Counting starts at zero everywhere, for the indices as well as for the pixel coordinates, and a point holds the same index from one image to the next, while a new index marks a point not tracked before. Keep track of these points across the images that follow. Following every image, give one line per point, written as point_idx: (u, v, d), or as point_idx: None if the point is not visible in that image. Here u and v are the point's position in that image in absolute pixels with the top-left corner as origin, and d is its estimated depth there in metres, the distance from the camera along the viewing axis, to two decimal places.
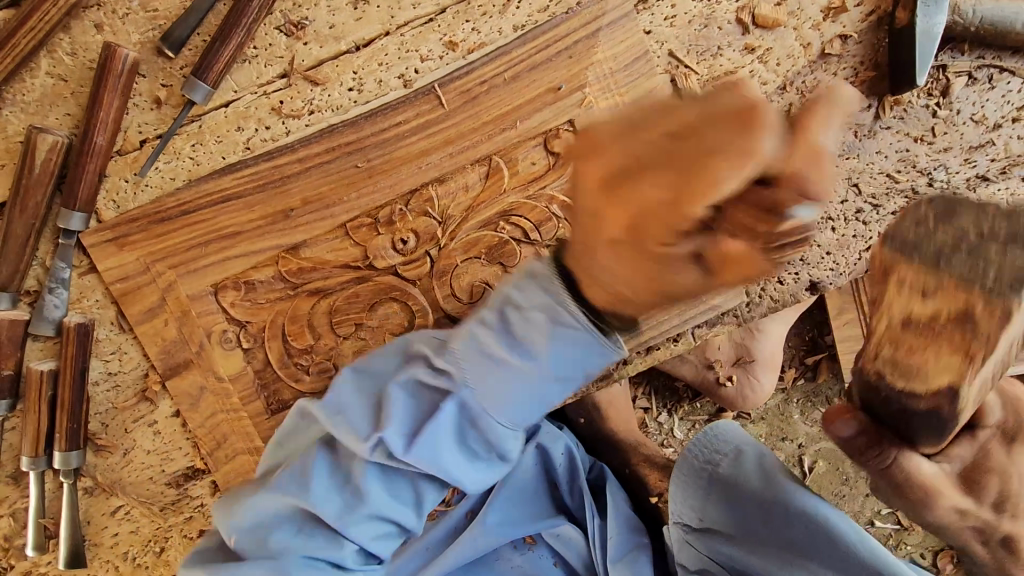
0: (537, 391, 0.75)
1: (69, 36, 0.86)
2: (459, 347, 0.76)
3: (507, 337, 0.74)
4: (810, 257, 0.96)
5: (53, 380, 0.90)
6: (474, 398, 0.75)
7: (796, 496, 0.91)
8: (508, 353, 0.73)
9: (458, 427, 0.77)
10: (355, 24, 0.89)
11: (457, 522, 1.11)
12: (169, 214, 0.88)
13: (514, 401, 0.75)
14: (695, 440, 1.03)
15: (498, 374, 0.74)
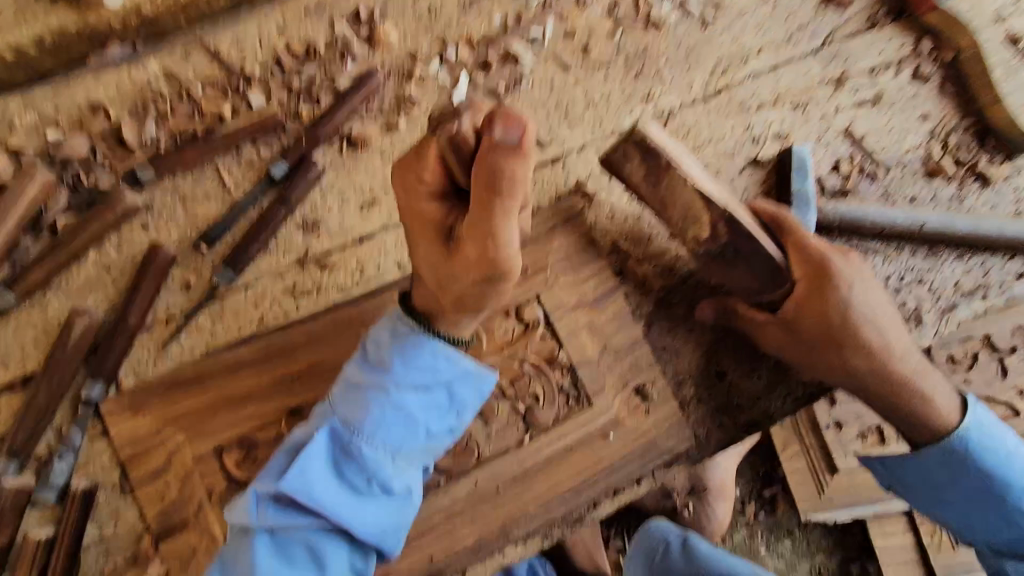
0: (391, 404, 0.90)
1: (117, 234, 1.03)
2: (335, 389, 0.93)
3: (363, 370, 0.92)
4: (744, 402, 1.13)
5: (48, 547, 0.94)
6: (341, 422, 0.90)
7: (709, 567, 1.20)
8: (366, 377, 0.91)
9: (334, 459, 0.90)
10: (360, 222, 1.09)
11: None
12: (185, 381, 0.99)
13: (382, 418, 0.89)
14: (637, 538, 1.31)
15: (357, 406, 0.90)
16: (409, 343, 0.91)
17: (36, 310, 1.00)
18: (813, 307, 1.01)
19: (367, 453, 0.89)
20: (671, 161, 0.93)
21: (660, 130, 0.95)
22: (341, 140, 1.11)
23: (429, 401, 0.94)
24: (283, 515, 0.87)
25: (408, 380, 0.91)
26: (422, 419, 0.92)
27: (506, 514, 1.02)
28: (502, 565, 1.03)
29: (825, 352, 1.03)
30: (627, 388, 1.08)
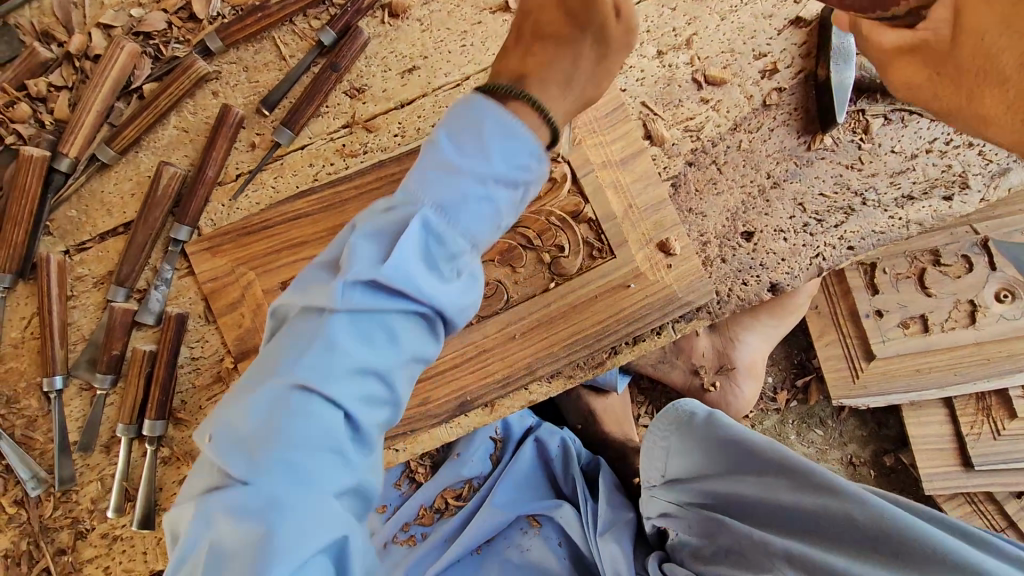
0: (485, 196, 0.75)
1: (193, 101, 1.18)
2: (412, 171, 0.76)
3: (451, 151, 0.75)
4: (768, 263, 1.16)
5: (151, 360, 1.12)
6: (434, 211, 0.73)
7: (732, 437, 1.14)
8: (452, 159, 0.75)
9: (424, 247, 0.73)
10: (401, 88, 1.18)
11: (471, 512, 1.37)
12: (254, 228, 1.14)
13: (477, 207, 0.75)
14: (661, 413, 1.25)
15: (459, 181, 0.74)
16: (510, 130, 0.75)
17: (131, 167, 1.17)
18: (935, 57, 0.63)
19: (453, 241, 0.74)
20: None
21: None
22: (382, 10, 1.18)
23: (526, 193, 0.79)
24: (373, 299, 0.71)
25: (508, 170, 0.76)
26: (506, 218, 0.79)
27: (532, 354, 1.13)
28: (529, 400, 1.15)
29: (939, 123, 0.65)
30: (650, 245, 1.13)
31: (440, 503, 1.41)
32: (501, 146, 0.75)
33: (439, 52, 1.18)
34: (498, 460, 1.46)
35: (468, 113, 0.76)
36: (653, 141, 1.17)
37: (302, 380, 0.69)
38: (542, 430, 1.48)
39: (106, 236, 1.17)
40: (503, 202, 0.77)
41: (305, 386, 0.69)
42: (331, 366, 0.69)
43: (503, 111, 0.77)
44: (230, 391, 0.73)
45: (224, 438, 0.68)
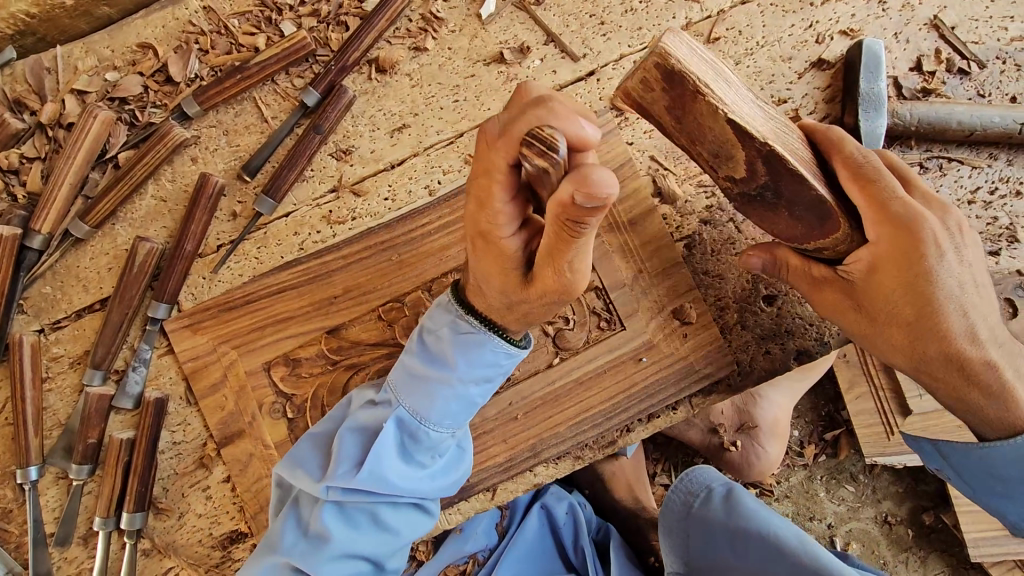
0: (459, 395, 0.89)
1: (171, 167, 1.11)
2: (394, 374, 0.91)
3: (425, 358, 0.90)
4: (794, 328, 1.05)
5: (129, 448, 1.05)
6: (408, 412, 0.89)
7: (752, 520, 1.15)
8: (426, 367, 0.89)
9: (400, 443, 0.90)
10: (391, 148, 1.10)
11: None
12: (235, 304, 1.06)
13: (447, 408, 0.88)
14: (678, 482, 1.28)
15: (425, 390, 0.88)
16: (472, 339, 0.87)
17: (107, 239, 1.10)
18: (888, 278, 0.86)
19: (432, 436, 0.90)
20: (700, 85, 0.72)
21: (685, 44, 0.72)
22: (369, 65, 1.10)
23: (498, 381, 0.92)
24: (352, 496, 0.88)
25: (470, 372, 0.88)
26: (482, 402, 0.92)
27: (535, 434, 1.04)
28: (533, 483, 1.06)
29: (887, 329, 0.88)
30: (663, 312, 1.04)
31: None
32: (462, 351, 0.87)
33: (431, 108, 1.10)
34: (504, 530, 1.36)
35: (442, 318, 0.89)
36: (663, 198, 1.08)
37: (305, 558, 0.88)
38: (549, 497, 1.38)
39: (82, 313, 1.10)
40: (476, 396, 0.90)
41: (318, 557, 0.87)
42: (348, 527, 0.89)
43: (464, 322, 0.88)
44: (261, 545, 0.93)
45: (283, 551, 0.89)
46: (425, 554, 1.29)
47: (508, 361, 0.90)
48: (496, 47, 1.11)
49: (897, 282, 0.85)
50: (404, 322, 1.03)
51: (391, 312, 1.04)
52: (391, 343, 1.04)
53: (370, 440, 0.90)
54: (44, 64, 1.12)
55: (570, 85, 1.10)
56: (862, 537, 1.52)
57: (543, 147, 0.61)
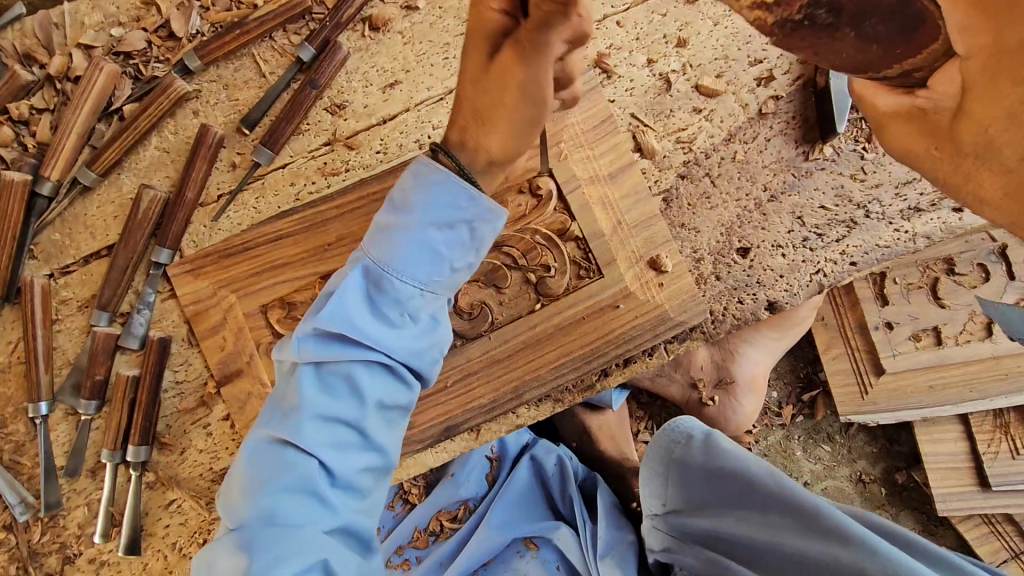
0: (424, 240, 0.83)
1: (173, 120, 1.16)
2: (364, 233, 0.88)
3: (389, 209, 0.86)
4: (764, 279, 1.10)
5: (134, 385, 1.11)
6: (373, 261, 0.83)
7: (728, 464, 1.18)
8: (389, 216, 0.85)
9: (368, 295, 0.83)
10: (382, 104, 1.15)
11: (468, 533, 1.34)
12: (235, 250, 1.12)
13: (410, 250, 0.82)
14: (660, 432, 1.30)
15: (389, 237, 0.83)
16: (431, 180, 0.83)
17: (113, 189, 1.16)
18: (993, 98, 0.48)
19: (399, 284, 0.83)
20: None
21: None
22: (363, 23, 1.15)
23: (467, 234, 0.85)
24: (323, 350, 0.79)
25: (431, 214, 0.83)
26: (449, 255, 0.85)
27: (518, 377, 1.09)
28: (516, 425, 1.12)
29: (988, 181, 0.51)
30: (640, 262, 1.09)
31: (435, 525, 1.38)
32: (425, 195, 0.83)
33: (422, 66, 1.15)
34: (494, 479, 1.42)
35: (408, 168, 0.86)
36: (643, 154, 1.12)
37: (284, 426, 0.78)
38: (538, 448, 1.44)
39: (90, 259, 1.16)
40: (445, 240, 0.84)
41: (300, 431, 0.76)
42: (327, 387, 0.79)
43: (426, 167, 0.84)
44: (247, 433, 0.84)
45: (265, 428, 0.80)
46: (418, 496, 1.42)
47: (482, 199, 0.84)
48: None
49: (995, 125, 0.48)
50: None
51: None
52: None
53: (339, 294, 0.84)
54: (53, 20, 1.17)
55: None
56: (836, 494, 1.58)
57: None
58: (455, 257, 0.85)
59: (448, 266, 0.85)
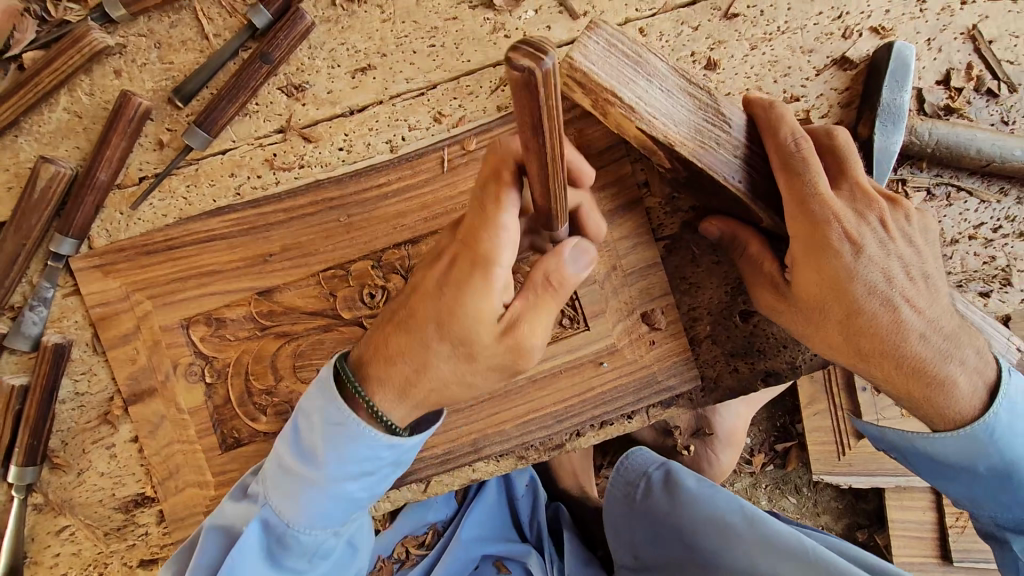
0: (334, 493, 0.80)
1: (89, 78, 0.94)
2: (265, 467, 0.82)
3: (297, 448, 0.80)
4: (765, 348, 0.98)
5: (22, 395, 0.93)
6: (274, 513, 0.80)
7: (696, 505, 1.12)
8: (296, 460, 0.80)
9: (266, 545, 0.82)
10: (351, 91, 0.95)
11: (435, 561, 1.23)
12: (155, 247, 0.93)
13: (323, 508, 0.80)
14: (616, 471, 1.24)
15: (298, 491, 0.79)
16: (343, 431, 0.77)
17: (7, 153, 0.94)
18: (818, 262, 0.83)
19: (303, 539, 0.81)
20: (608, 87, 0.80)
21: (602, 48, 0.80)
22: None
23: (386, 473, 0.82)
24: None
25: (342, 471, 0.78)
26: (365, 496, 0.83)
27: (478, 430, 0.96)
28: (471, 479, 0.99)
29: (824, 323, 0.86)
30: (633, 316, 0.95)
31: (401, 552, 1.26)
32: (332, 447, 0.77)
33: (401, 51, 0.95)
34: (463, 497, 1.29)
35: (314, 400, 0.79)
36: (649, 190, 0.97)
37: None
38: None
39: None
40: (359, 485, 0.80)
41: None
42: None
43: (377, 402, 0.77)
44: None
45: None
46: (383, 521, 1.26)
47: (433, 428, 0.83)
48: None
49: (819, 269, 0.84)
50: (346, 291, 0.93)
51: (332, 281, 0.93)
52: (328, 314, 0.93)
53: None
54: None
55: (564, 46, 0.96)
56: None
57: (531, 50, 0.49)
58: (364, 499, 0.83)
59: (355, 507, 0.84)
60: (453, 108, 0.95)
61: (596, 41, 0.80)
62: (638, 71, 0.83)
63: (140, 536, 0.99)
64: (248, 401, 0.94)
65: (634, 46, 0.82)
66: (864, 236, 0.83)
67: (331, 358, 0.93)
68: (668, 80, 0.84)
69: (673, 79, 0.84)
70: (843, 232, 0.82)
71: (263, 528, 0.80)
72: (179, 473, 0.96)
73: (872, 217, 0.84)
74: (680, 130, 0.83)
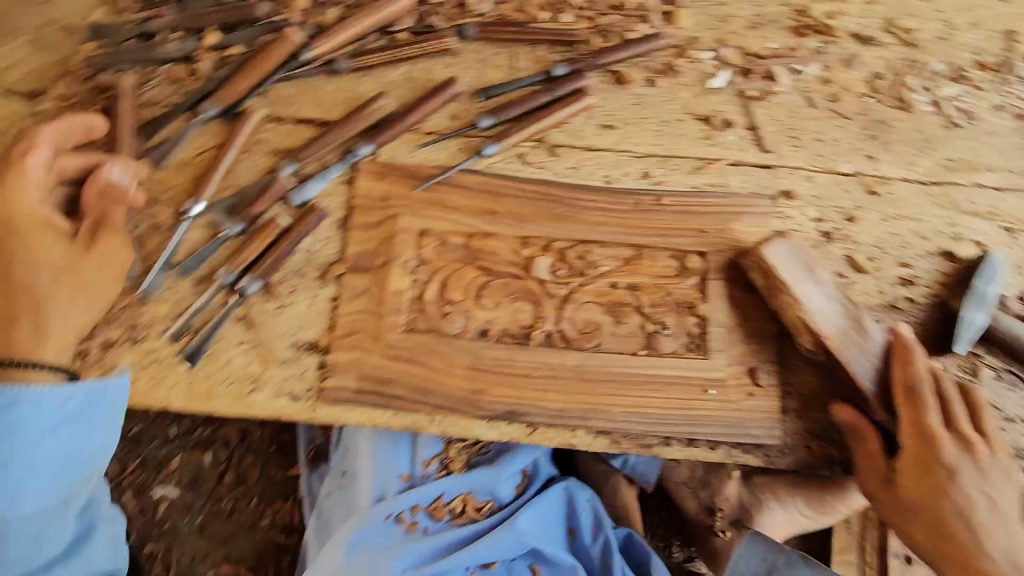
0: (13, 451, 1.05)
1: (428, 61, 1.35)
2: None
3: None
4: (839, 440, 1.17)
5: (280, 233, 1.23)
6: None
7: None
8: None
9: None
10: (594, 136, 1.32)
11: (483, 532, 1.25)
12: (420, 176, 1.26)
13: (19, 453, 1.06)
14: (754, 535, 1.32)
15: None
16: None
17: (353, 83, 1.33)
18: (921, 473, 1.10)
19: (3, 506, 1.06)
20: (783, 285, 1.15)
21: (787, 252, 1.17)
22: (610, 73, 1.36)
23: (66, 415, 1.09)
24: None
25: (16, 404, 1.06)
26: (23, 438, 1.06)
27: (592, 402, 1.15)
28: (568, 443, 1.16)
29: (915, 520, 1.10)
30: (744, 366, 1.18)
31: None
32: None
33: (638, 126, 1.33)
34: (522, 490, 1.34)
35: None
36: None
37: None
38: (574, 483, 1.37)
39: (301, 121, 1.31)
40: (12, 434, 1.05)
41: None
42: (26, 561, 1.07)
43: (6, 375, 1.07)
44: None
45: None
46: (459, 468, 1.30)
47: (76, 395, 1.10)
48: (709, 111, 1.35)
49: (917, 478, 1.10)
50: (539, 258, 1.20)
51: (533, 246, 1.22)
52: (519, 268, 1.20)
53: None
54: None
55: (751, 166, 1.32)
56: None
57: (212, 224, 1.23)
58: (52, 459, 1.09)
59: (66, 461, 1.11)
60: (660, 175, 1.30)
61: (783, 246, 1.18)
62: (810, 278, 1.17)
63: (296, 373, 1.19)
64: (436, 304, 1.18)
65: (811, 265, 1.17)
66: (961, 465, 1.08)
67: (509, 300, 1.18)
68: (830, 291, 1.16)
69: (836, 288, 1.16)
70: (943, 458, 1.08)
71: None
72: (356, 336, 1.18)
73: (972, 451, 1.10)
74: (826, 329, 1.13)
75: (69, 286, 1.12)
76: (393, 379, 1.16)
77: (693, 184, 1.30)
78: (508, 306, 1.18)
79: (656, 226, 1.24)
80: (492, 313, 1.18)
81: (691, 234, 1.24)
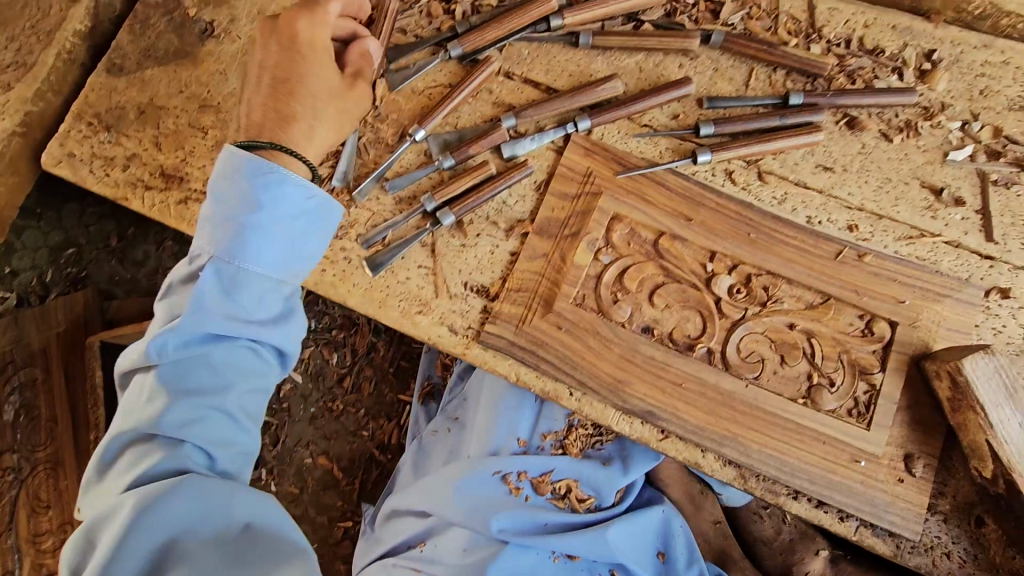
0: (260, 231, 1.01)
1: (663, 58, 1.37)
2: (204, 229, 1.02)
3: (216, 201, 1.03)
4: (978, 556, 1.12)
5: (484, 178, 1.28)
6: (216, 261, 1.00)
7: None
8: (226, 199, 1.02)
9: (219, 288, 1.00)
10: (809, 173, 1.28)
11: (579, 524, 1.30)
12: (628, 163, 1.28)
13: (258, 245, 1.01)
14: None
15: (226, 223, 1.01)
16: (272, 177, 1.02)
17: (586, 60, 1.37)
18: None
19: (247, 270, 1.01)
20: (979, 403, 1.04)
21: (990, 370, 1.04)
22: (843, 116, 1.31)
23: (309, 220, 1.06)
24: (186, 350, 0.97)
25: (277, 206, 1.02)
26: (282, 235, 1.03)
27: (735, 432, 1.13)
28: (694, 463, 1.16)
29: None
30: (902, 450, 1.12)
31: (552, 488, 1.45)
32: (252, 174, 1.01)
33: (858, 176, 1.28)
34: (621, 497, 1.37)
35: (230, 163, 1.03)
36: None
37: (231, 418, 1.01)
38: (669, 509, 1.37)
39: (528, 83, 1.37)
40: (273, 211, 1.02)
41: (202, 316, 0.97)
42: (237, 361, 1.01)
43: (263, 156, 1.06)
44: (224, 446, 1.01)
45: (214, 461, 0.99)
46: (575, 453, 1.34)
47: (315, 203, 1.06)
48: (939, 183, 1.27)
49: None
50: (722, 276, 1.20)
51: (719, 263, 1.21)
52: (699, 280, 1.20)
53: (234, 283, 1.00)
54: None
55: (971, 251, 1.23)
56: None
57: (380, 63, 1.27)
58: (304, 259, 1.08)
59: (298, 262, 1.07)
60: (867, 231, 1.24)
61: (988, 362, 1.04)
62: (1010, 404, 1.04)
63: (460, 310, 1.25)
64: (609, 288, 1.20)
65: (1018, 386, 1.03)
66: None
67: (682, 307, 1.19)
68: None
69: None
70: None
71: (215, 274, 1.00)
72: (525, 293, 1.23)
73: None
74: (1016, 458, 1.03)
75: (337, 109, 1.15)
76: (549, 344, 1.20)
77: (900, 251, 1.23)
78: (678, 312, 1.18)
79: (851, 281, 1.19)
80: (662, 313, 1.19)
81: (887, 301, 1.18)
